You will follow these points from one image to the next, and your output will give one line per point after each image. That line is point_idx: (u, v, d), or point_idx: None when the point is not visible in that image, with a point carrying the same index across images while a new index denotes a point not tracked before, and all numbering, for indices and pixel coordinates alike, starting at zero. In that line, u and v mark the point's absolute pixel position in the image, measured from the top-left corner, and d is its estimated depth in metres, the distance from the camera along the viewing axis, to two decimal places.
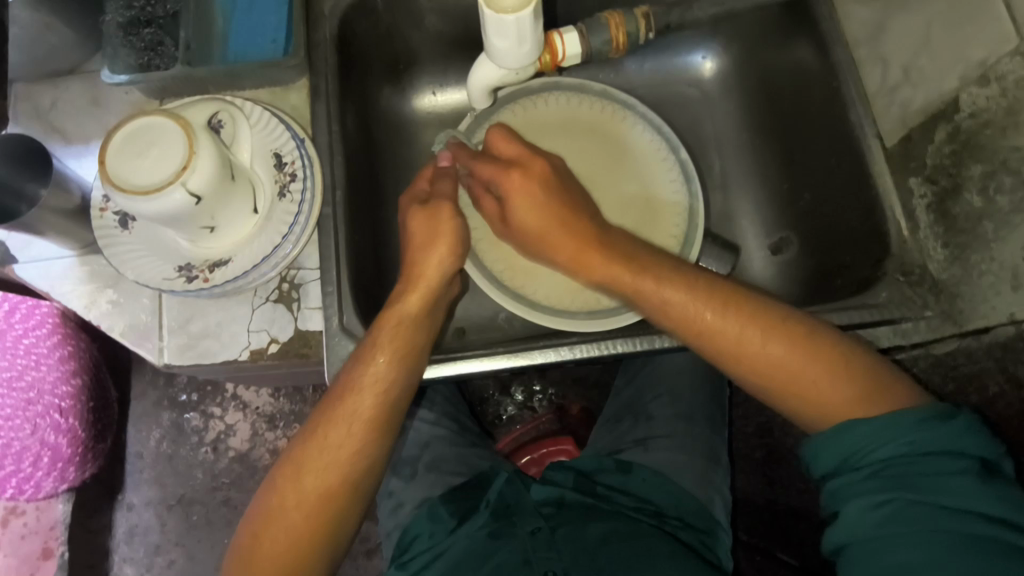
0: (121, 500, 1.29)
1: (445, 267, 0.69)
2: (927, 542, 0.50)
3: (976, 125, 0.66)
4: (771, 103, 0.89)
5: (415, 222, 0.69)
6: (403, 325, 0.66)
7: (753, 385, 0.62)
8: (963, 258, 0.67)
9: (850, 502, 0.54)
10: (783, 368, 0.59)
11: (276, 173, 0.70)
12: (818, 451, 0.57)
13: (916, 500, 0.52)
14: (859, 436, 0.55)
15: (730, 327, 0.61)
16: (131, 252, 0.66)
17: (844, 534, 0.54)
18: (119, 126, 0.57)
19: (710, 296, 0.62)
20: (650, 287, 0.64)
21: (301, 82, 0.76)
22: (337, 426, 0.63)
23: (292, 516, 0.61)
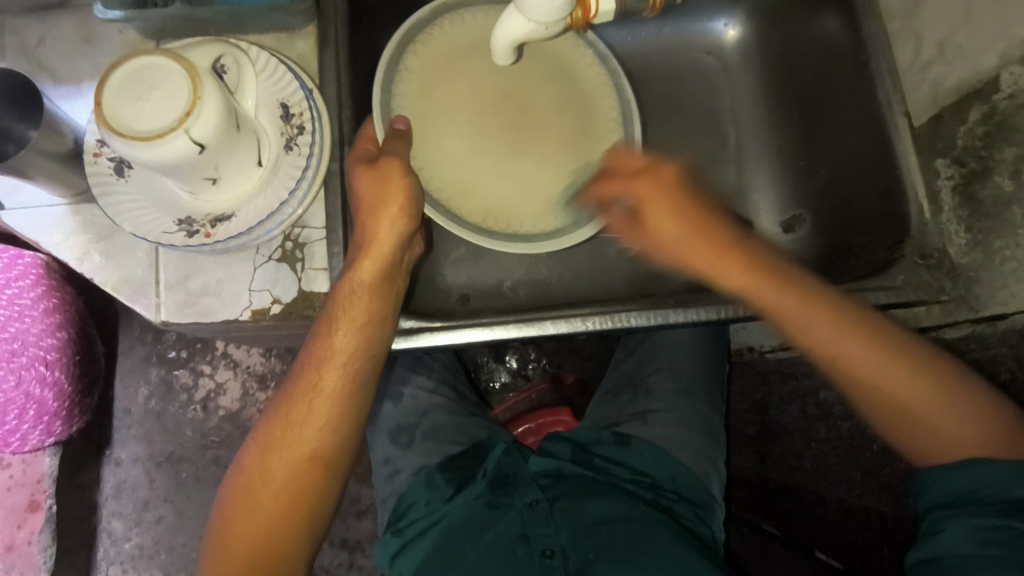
0: (109, 455, 1.27)
1: (398, 229, 0.64)
2: (1014, 567, 0.56)
3: (1014, 106, 0.63)
4: (794, 75, 0.86)
5: (365, 185, 0.64)
6: (358, 295, 0.62)
7: (871, 409, 0.64)
8: (986, 244, 0.66)
9: (950, 525, 0.59)
10: (908, 399, 0.62)
11: (282, 124, 0.65)
12: (934, 486, 0.62)
13: (1020, 532, 0.56)
14: (982, 473, 0.60)
15: (839, 339, 0.62)
16: (129, 203, 0.62)
17: (937, 550, 0.60)
18: (116, 64, 0.52)
19: (831, 317, 0.62)
20: (766, 290, 0.62)
21: (308, 28, 0.72)
22: (301, 404, 0.63)
23: (265, 497, 0.62)
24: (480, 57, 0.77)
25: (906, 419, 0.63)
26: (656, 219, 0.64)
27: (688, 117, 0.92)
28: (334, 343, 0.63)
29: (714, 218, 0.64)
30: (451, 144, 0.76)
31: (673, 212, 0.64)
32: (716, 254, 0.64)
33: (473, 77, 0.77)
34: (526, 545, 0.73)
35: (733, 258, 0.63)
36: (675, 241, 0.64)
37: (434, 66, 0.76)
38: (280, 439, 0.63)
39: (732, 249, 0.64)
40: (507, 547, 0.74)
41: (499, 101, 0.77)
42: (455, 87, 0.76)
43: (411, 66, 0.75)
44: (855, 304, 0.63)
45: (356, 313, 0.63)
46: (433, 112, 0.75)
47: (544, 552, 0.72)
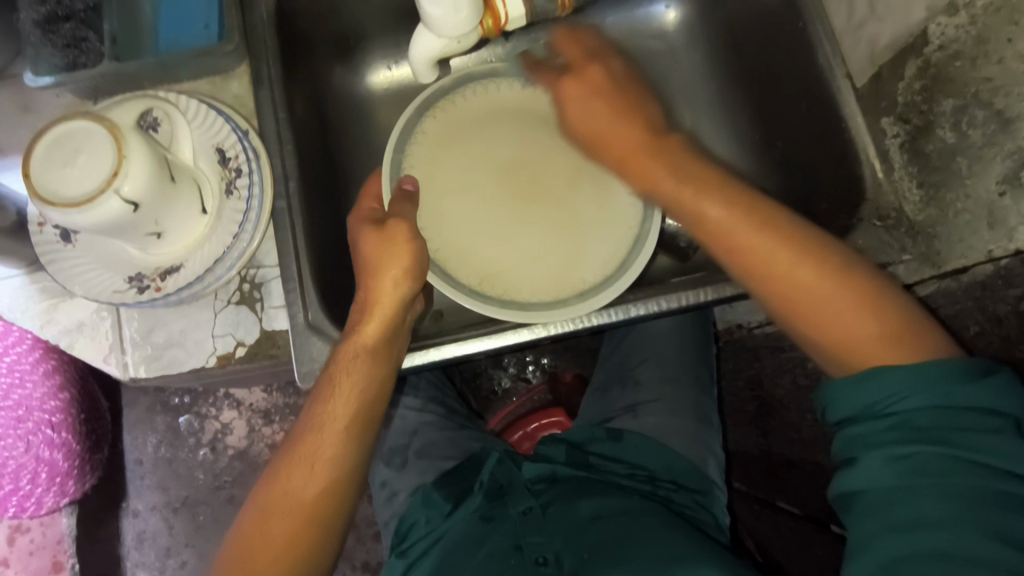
0: (126, 507, 1.28)
1: (401, 292, 0.67)
2: (955, 495, 0.45)
3: (947, 58, 0.60)
4: (737, 49, 0.85)
5: (371, 244, 0.67)
6: (365, 357, 0.64)
7: (787, 315, 0.56)
8: (939, 198, 0.64)
9: (869, 454, 0.49)
10: (848, 323, 0.53)
11: (220, 169, 0.66)
12: (841, 396, 0.52)
13: (945, 457, 0.46)
14: (892, 387, 0.49)
15: (738, 225, 0.57)
16: (77, 267, 0.64)
17: (858, 483, 0.49)
18: (40, 135, 0.53)
19: (749, 216, 0.57)
20: (663, 174, 0.63)
21: (240, 69, 0.72)
22: (301, 466, 0.62)
23: (264, 564, 0.59)
24: (494, 130, 0.81)
25: (813, 328, 0.55)
26: (580, 111, 0.69)
27: None
28: (335, 407, 0.63)
29: (625, 121, 0.66)
30: (459, 211, 0.79)
31: (580, 91, 0.70)
32: (650, 159, 0.64)
33: (487, 151, 0.80)
34: (520, 555, 0.72)
35: (648, 160, 0.64)
36: (598, 130, 0.67)
37: (448, 140, 0.80)
38: (278, 502, 0.61)
39: (662, 144, 0.65)
40: (500, 557, 0.73)
41: (513, 171, 0.80)
42: (467, 158, 0.80)
43: (429, 133, 0.80)
44: (797, 219, 0.58)
45: (358, 376, 0.64)
46: (440, 182, 0.79)
47: (537, 560, 0.71)
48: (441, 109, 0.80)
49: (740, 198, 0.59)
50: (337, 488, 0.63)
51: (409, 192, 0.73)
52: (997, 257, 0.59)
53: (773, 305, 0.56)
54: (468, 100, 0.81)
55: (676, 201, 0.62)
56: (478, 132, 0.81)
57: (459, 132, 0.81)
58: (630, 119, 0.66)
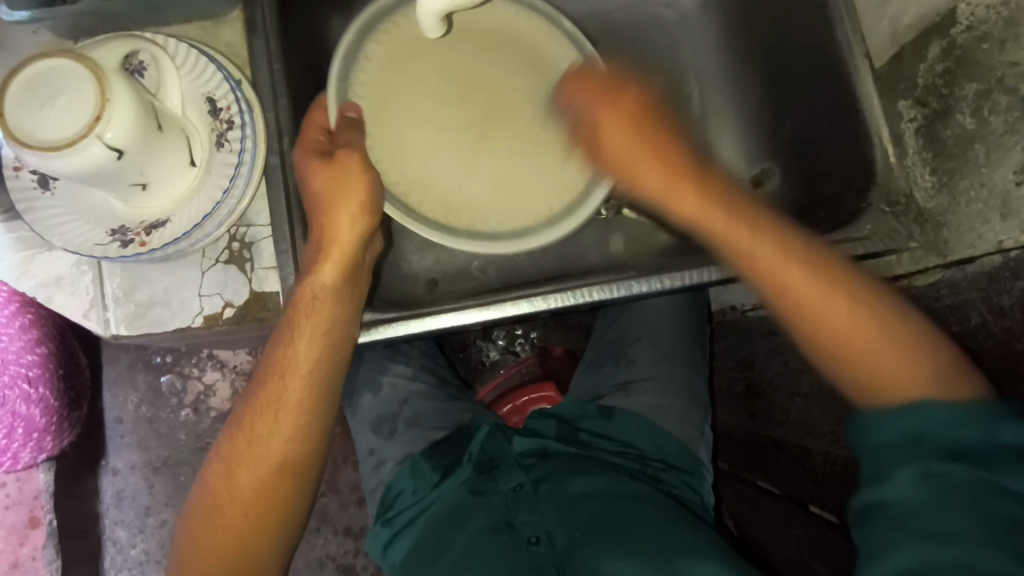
0: (105, 465, 1.27)
1: (359, 231, 0.63)
2: (979, 517, 0.48)
3: (973, 39, 0.59)
4: (751, 22, 0.82)
5: (321, 180, 0.61)
6: (320, 300, 0.61)
7: (823, 355, 0.60)
8: (951, 185, 0.64)
9: (896, 471, 0.52)
10: (882, 364, 0.58)
11: (211, 120, 0.63)
12: (879, 425, 0.55)
13: (976, 477, 0.49)
14: (937, 417, 0.53)
15: (812, 289, 0.59)
16: (55, 217, 0.60)
17: (882, 496, 0.52)
18: (14, 72, 0.50)
19: (814, 283, 0.59)
20: (742, 234, 0.61)
21: (234, 14, 0.68)
22: (265, 417, 0.62)
23: (230, 516, 0.60)
24: (448, 50, 0.75)
25: (856, 361, 0.59)
26: (628, 149, 0.65)
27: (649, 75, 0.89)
28: (297, 351, 0.61)
29: (695, 173, 0.64)
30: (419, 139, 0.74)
31: (587, 90, 0.68)
32: (696, 196, 0.63)
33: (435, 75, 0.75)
34: (512, 532, 0.72)
35: (700, 188, 0.63)
36: (613, 148, 0.66)
37: (403, 61, 0.74)
38: (241, 450, 0.61)
39: (683, 170, 0.64)
40: (491, 532, 0.72)
41: (474, 101, 0.76)
42: (421, 82, 0.74)
43: (376, 56, 0.72)
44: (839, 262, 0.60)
45: (319, 318, 0.61)
46: (394, 108, 0.73)
47: (530, 539, 0.71)
48: (386, 30, 0.73)
49: (796, 249, 0.60)
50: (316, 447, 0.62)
51: (354, 120, 0.67)
52: (1007, 247, 0.59)
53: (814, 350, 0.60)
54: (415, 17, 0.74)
55: (724, 241, 0.62)
56: (435, 46, 0.75)
57: (407, 55, 0.74)
58: (622, 93, 0.66)
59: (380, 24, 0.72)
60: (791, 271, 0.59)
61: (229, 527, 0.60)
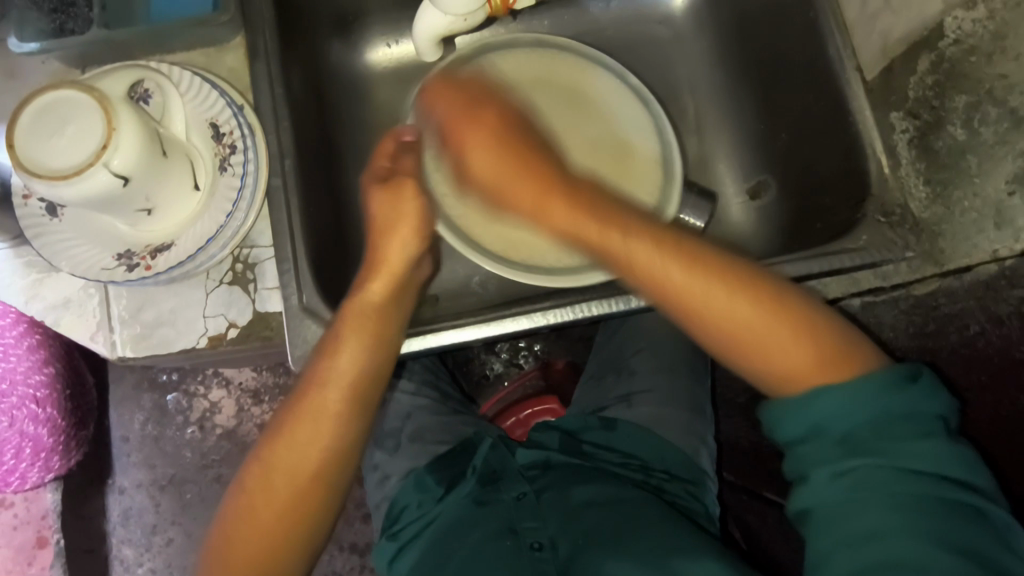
0: (112, 483, 1.27)
1: (410, 253, 0.65)
2: (895, 504, 0.46)
3: (962, 52, 0.61)
4: (745, 37, 0.84)
5: (379, 204, 0.65)
6: (366, 316, 0.62)
7: (736, 358, 0.54)
8: (945, 195, 0.64)
9: (817, 469, 0.49)
10: (744, 329, 0.53)
11: (214, 145, 0.64)
12: (780, 420, 0.51)
13: (893, 468, 0.47)
14: (835, 402, 0.49)
15: (699, 284, 0.53)
16: (64, 242, 0.61)
17: (810, 500, 0.49)
18: (26, 104, 0.51)
19: (708, 278, 0.53)
20: (617, 239, 0.56)
21: (236, 41, 0.70)
22: (304, 422, 0.60)
23: (264, 520, 0.59)
24: (540, 100, 0.80)
25: (752, 350, 0.53)
26: (488, 162, 0.60)
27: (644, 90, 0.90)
28: (341, 365, 0.61)
29: (590, 203, 0.58)
30: (472, 164, 0.79)
31: (489, 141, 0.60)
32: (536, 186, 0.59)
33: (556, 87, 0.81)
34: (515, 538, 0.72)
35: (568, 194, 0.58)
36: (523, 194, 0.59)
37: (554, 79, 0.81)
38: (283, 457, 0.60)
39: (556, 177, 0.59)
40: (495, 539, 0.73)
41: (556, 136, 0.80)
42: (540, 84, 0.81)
43: (529, 59, 0.81)
44: (733, 257, 0.55)
45: (363, 333, 0.62)
46: (456, 136, 0.78)
47: (533, 544, 0.71)
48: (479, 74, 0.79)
49: (676, 238, 0.56)
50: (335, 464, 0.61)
51: (407, 143, 0.71)
52: (1002, 255, 0.61)
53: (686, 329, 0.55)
54: (522, 62, 0.81)
55: (633, 267, 0.55)
56: (534, 94, 0.80)
57: (503, 95, 0.79)
58: (485, 106, 0.62)
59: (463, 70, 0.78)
60: (677, 276, 0.54)
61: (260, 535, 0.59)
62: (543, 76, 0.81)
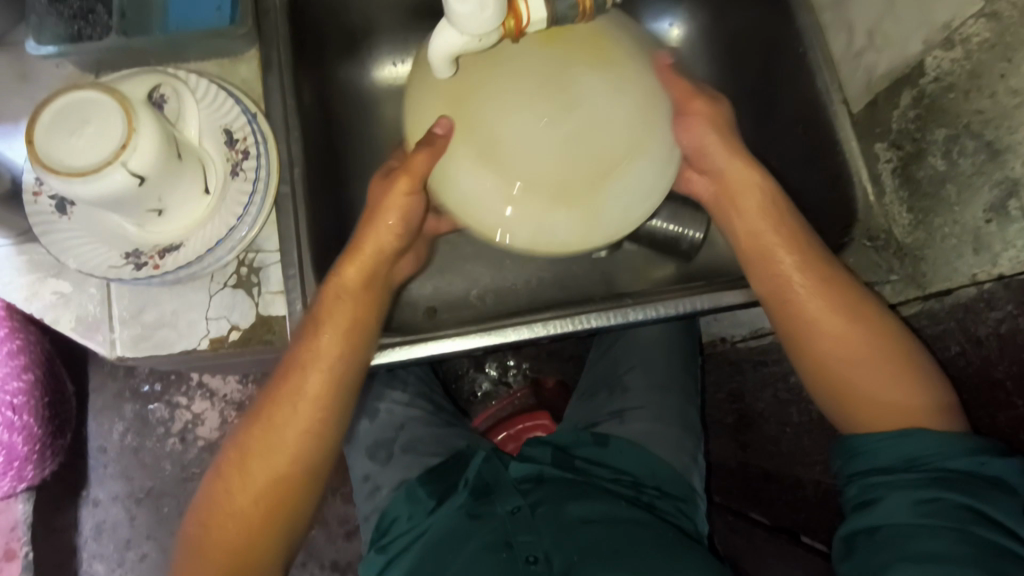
0: (86, 496, 1.24)
1: (389, 242, 0.68)
2: (959, 535, 0.53)
3: (940, 89, 0.64)
4: (738, 69, 0.88)
5: (376, 193, 0.68)
6: (345, 297, 0.65)
7: (820, 384, 0.65)
8: (927, 222, 0.68)
9: (891, 495, 0.58)
10: (831, 338, 0.63)
11: (226, 150, 0.65)
12: (873, 450, 0.61)
13: (953, 500, 0.55)
14: (918, 443, 0.59)
15: (828, 312, 0.63)
16: (73, 240, 0.62)
17: (878, 518, 0.58)
18: (45, 103, 0.53)
19: (813, 279, 0.64)
20: (780, 258, 0.66)
21: (249, 52, 0.71)
22: (283, 406, 0.63)
23: (240, 505, 0.61)
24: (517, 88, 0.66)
25: (835, 386, 0.64)
26: (704, 136, 0.70)
27: None
28: (319, 348, 0.63)
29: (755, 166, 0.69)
30: (504, 108, 0.66)
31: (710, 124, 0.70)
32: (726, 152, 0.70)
33: (541, 72, 0.66)
34: (510, 551, 0.72)
35: (789, 231, 0.67)
36: (706, 143, 0.70)
37: (555, 34, 0.67)
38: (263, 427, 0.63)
39: (755, 165, 0.69)
40: (488, 552, 0.73)
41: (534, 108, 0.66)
42: (524, 57, 0.66)
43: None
44: (833, 261, 0.66)
45: (340, 317, 0.64)
46: (477, 78, 0.67)
47: (527, 558, 0.71)
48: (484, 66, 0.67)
49: (837, 274, 0.65)
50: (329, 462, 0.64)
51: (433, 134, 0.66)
52: (982, 279, 0.64)
53: (779, 318, 0.66)
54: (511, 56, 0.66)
55: (747, 239, 0.69)
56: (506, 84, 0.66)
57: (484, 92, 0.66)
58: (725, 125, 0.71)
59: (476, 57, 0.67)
60: (810, 310, 0.64)
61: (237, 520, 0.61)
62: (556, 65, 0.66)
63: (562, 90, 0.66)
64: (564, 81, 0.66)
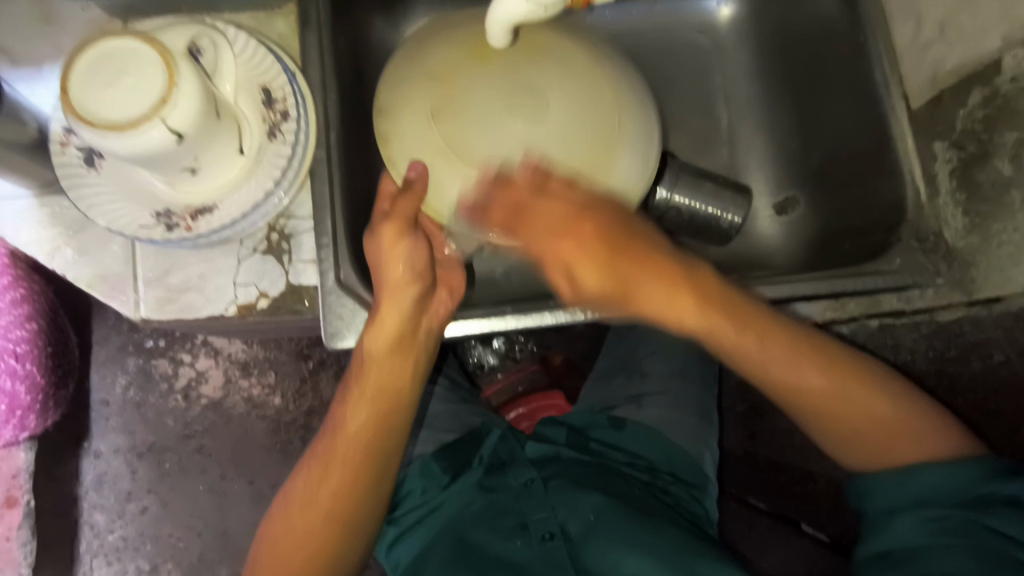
0: (88, 447, 1.24)
1: (410, 312, 0.62)
2: (976, 556, 0.50)
3: (1015, 90, 0.66)
4: (787, 53, 0.85)
5: (379, 245, 0.61)
6: (377, 369, 0.63)
7: (847, 449, 0.59)
8: (985, 228, 0.68)
9: (903, 519, 0.54)
10: (858, 413, 0.57)
11: (263, 110, 0.62)
12: (883, 491, 0.56)
13: (968, 520, 0.52)
14: (934, 474, 0.55)
15: (835, 387, 0.56)
16: (100, 196, 0.59)
17: (891, 543, 0.54)
18: (81, 47, 0.49)
19: (803, 359, 0.57)
20: (751, 346, 0.56)
21: (286, 6, 0.68)
22: (324, 478, 0.62)
23: (285, 552, 0.63)
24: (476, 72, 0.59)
25: (876, 450, 0.58)
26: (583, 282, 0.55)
27: (680, 97, 0.91)
28: (353, 412, 0.63)
29: (658, 255, 0.56)
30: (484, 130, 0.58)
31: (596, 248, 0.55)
32: (597, 269, 0.55)
33: (500, 79, 0.59)
34: (526, 535, 0.72)
35: (721, 292, 0.56)
36: (594, 289, 0.56)
37: (487, 51, 0.60)
38: (322, 455, 0.63)
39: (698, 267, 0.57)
40: (504, 536, 0.72)
41: (513, 95, 0.58)
42: (479, 85, 0.59)
43: (421, 90, 0.60)
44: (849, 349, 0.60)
45: (370, 387, 0.63)
46: (450, 90, 0.60)
47: (544, 535, 0.71)
48: (410, 60, 0.62)
49: (836, 355, 0.57)
50: (370, 453, 0.63)
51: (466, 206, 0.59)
52: None
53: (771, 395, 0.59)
54: (436, 49, 0.62)
55: (714, 342, 0.56)
56: (471, 84, 0.59)
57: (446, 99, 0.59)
58: (587, 219, 0.55)
59: (399, 56, 0.64)
60: (816, 383, 0.56)
61: (288, 561, 0.62)
62: (481, 47, 0.60)
63: (526, 98, 0.59)
64: (524, 92, 0.59)
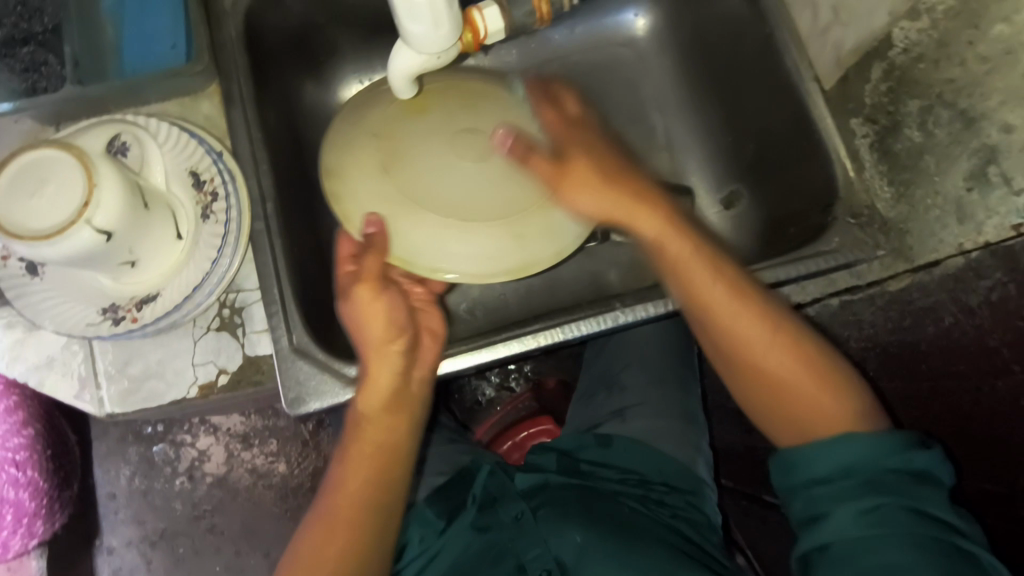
0: (100, 544, 1.23)
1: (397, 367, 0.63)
2: (914, 543, 0.51)
3: (911, 60, 0.64)
4: (704, 53, 0.87)
5: (357, 304, 0.62)
6: (374, 425, 0.62)
7: (764, 404, 0.61)
8: (909, 195, 0.67)
9: (837, 506, 0.54)
10: (782, 370, 0.60)
11: (195, 193, 0.64)
12: (808, 466, 0.57)
13: (898, 502, 0.53)
14: (855, 447, 0.55)
15: (780, 349, 0.59)
16: (48, 300, 0.61)
17: (826, 535, 0.54)
18: (4, 166, 0.52)
19: (773, 332, 0.60)
20: (720, 292, 0.60)
21: (210, 90, 0.71)
22: (330, 540, 0.59)
23: None
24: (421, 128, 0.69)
25: (784, 410, 0.60)
26: (591, 208, 0.63)
27: (615, 110, 0.93)
28: (351, 470, 0.62)
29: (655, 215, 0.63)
30: (436, 175, 0.67)
31: (601, 196, 0.63)
32: (601, 201, 0.63)
33: (443, 129, 0.69)
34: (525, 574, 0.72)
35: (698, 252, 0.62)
36: (589, 207, 0.63)
37: (422, 105, 0.70)
38: (324, 519, 0.60)
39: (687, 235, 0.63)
40: None
41: (459, 137, 0.69)
42: (422, 137, 0.69)
43: (369, 149, 0.68)
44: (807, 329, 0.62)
45: (369, 440, 0.62)
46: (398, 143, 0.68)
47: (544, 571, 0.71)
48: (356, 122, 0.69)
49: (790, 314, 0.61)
50: (376, 505, 0.61)
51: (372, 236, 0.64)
52: (968, 248, 0.61)
53: (740, 375, 0.61)
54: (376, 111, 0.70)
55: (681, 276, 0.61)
56: (421, 138, 0.69)
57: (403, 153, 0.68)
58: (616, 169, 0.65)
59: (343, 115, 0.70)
60: (767, 352, 0.59)
61: None
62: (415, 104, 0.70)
63: (468, 138, 0.69)
64: (465, 134, 0.69)
